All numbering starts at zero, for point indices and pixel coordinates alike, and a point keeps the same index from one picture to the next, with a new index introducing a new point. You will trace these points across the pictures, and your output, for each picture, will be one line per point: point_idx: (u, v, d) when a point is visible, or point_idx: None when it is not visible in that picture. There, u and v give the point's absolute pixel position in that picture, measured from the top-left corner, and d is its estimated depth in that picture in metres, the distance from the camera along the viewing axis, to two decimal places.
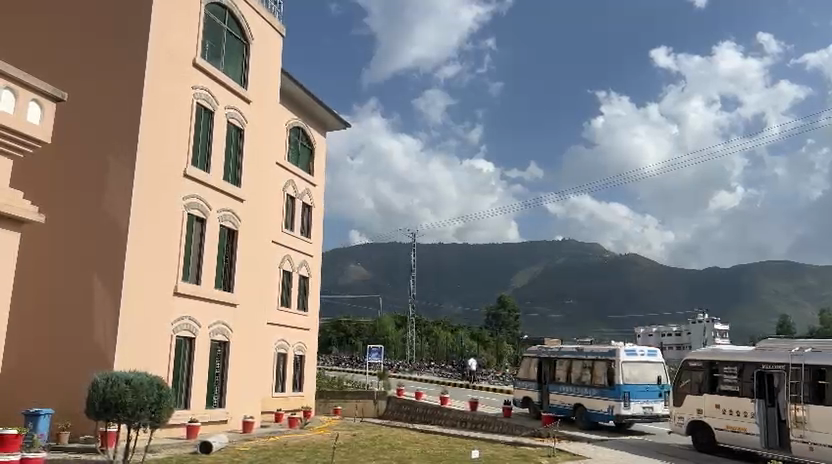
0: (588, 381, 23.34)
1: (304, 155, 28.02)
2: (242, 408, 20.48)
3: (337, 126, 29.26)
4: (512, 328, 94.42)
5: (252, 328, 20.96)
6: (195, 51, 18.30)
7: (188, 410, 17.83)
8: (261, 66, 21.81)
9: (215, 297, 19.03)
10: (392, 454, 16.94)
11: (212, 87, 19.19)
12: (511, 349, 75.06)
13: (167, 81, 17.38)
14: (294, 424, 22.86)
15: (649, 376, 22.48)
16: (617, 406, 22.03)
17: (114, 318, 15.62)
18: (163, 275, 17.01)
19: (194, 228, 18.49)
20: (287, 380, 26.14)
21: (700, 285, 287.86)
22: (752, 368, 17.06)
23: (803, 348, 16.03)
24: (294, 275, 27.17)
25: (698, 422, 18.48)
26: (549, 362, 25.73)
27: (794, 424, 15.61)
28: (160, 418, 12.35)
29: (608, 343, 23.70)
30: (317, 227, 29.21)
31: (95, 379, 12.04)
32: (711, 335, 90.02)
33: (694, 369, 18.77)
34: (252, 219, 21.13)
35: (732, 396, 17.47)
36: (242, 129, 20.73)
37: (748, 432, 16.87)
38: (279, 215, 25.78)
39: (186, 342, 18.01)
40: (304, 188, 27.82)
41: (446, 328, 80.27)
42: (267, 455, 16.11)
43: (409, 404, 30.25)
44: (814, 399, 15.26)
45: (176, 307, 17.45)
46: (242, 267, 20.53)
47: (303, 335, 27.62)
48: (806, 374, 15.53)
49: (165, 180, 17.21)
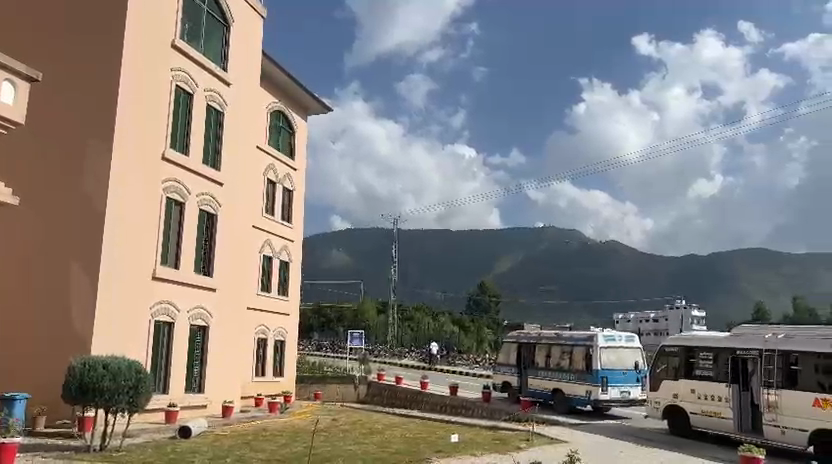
0: (567, 367, 23.59)
1: (284, 138, 27.76)
2: (222, 392, 20.41)
3: (318, 110, 28.99)
4: (493, 314, 94.67)
5: (231, 313, 20.85)
6: (174, 32, 18.01)
7: (167, 395, 17.78)
8: (241, 47, 21.51)
9: (194, 282, 18.86)
10: (373, 439, 16.95)
11: (192, 69, 18.90)
12: (491, 334, 75.27)
13: (147, 61, 17.11)
14: (275, 409, 22.86)
15: (627, 361, 22.75)
16: (595, 391, 22.33)
17: (93, 303, 15.44)
18: (143, 259, 16.88)
19: (172, 212, 18.29)
20: (267, 364, 26.13)
21: (678, 272, 290.89)
22: (726, 355, 17.31)
23: (777, 334, 16.27)
24: (274, 261, 27.02)
25: (674, 407, 18.81)
26: (528, 347, 25.92)
27: (767, 408, 15.87)
28: (138, 403, 12.84)
29: (587, 329, 23.92)
30: (298, 212, 29.08)
31: (74, 364, 12.49)
32: (689, 321, 90.91)
33: (671, 354, 19.06)
34: (231, 204, 20.94)
35: (707, 381, 17.76)
36: (222, 112, 20.48)
37: (722, 416, 17.19)
38: (259, 200, 25.57)
39: (165, 327, 17.88)
40: (284, 173, 27.59)
41: (428, 314, 80.45)
42: (247, 440, 16.08)
43: (390, 389, 30.37)
44: (786, 384, 15.55)
45: (154, 291, 17.26)
46: (222, 252, 20.38)
47: (284, 321, 27.58)
48: (779, 360, 15.80)
49: (146, 164, 17.04)
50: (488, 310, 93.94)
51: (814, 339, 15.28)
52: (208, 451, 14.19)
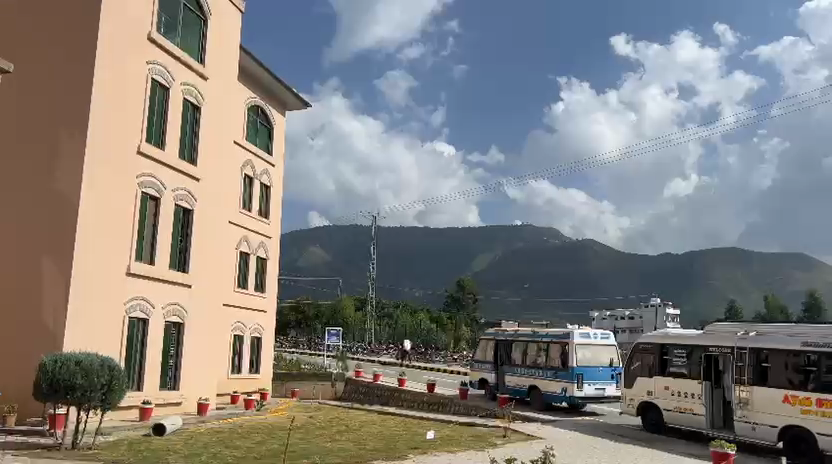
0: (543, 364, 23.75)
1: (262, 134, 27.57)
2: (197, 390, 20.23)
3: (297, 105, 28.82)
4: (471, 312, 94.99)
5: (207, 310, 20.66)
6: (150, 25, 17.75)
7: (141, 392, 17.60)
8: (218, 41, 21.28)
9: (169, 278, 18.65)
10: (349, 436, 16.94)
11: (168, 62, 18.68)
12: (469, 331, 75.51)
13: (122, 54, 16.86)
14: (251, 406, 22.72)
15: (602, 358, 22.96)
16: (571, 387, 22.52)
17: (65, 299, 15.20)
18: (117, 254, 16.63)
19: (147, 207, 18.05)
20: (243, 361, 25.95)
21: (654, 271, 294.25)
22: (699, 352, 17.55)
23: (749, 331, 16.53)
24: (251, 257, 26.81)
25: (648, 403, 19.06)
26: (505, 344, 26.05)
27: (739, 405, 16.13)
28: (111, 400, 12.71)
29: (563, 326, 24.10)
30: (276, 208, 28.90)
31: (44, 361, 12.27)
32: (663, 319, 91.94)
33: (645, 351, 19.29)
34: (208, 199, 20.74)
35: (680, 377, 18.00)
36: (199, 106, 20.26)
37: (695, 413, 17.44)
38: (235, 195, 25.35)
39: (140, 323, 17.66)
40: (262, 168, 27.38)
41: (406, 310, 80.50)
42: (222, 437, 15.97)
43: (368, 387, 30.33)
44: (757, 381, 15.82)
45: (129, 287, 17.06)
46: (198, 248, 20.17)
47: (260, 317, 27.40)
48: (750, 357, 16.07)
49: (120, 158, 16.80)
50: (466, 307, 94.24)
51: (785, 337, 15.56)
52: (182, 448, 14.07)
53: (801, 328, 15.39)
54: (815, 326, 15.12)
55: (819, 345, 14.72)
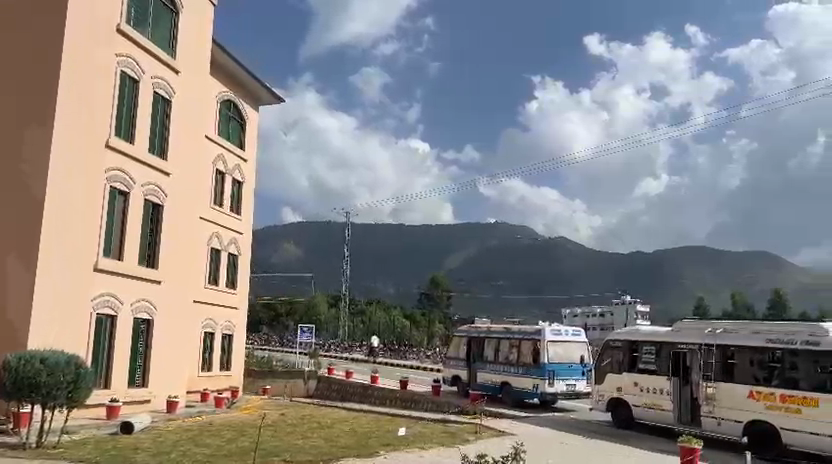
0: (515, 360, 23.91)
1: (234, 129, 27.27)
2: (166, 388, 19.97)
3: (270, 100, 28.56)
4: (444, 308, 95.26)
5: (176, 307, 20.39)
6: (120, 17, 17.42)
7: (108, 390, 17.33)
8: (189, 35, 20.98)
9: (138, 274, 18.36)
10: (321, 433, 16.87)
11: (138, 55, 18.37)
12: (442, 328, 75.72)
13: (92, 46, 16.53)
14: (222, 404, 22.51)
15: (573, 355, 23.15)
16: (542, 384, 22.71)
17: (30, 295, 14.90)
18: (83, 249, 16.32)
19: (116, 202, 17.75)
20: (213, 358, 25.69)
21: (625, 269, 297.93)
22: (668, 349, 17.80)
23: (715, 328, 16.82)
24: (222, 254, 26.52)
25: (617, 399, 19.31)
26: (478, 341, 26.15)
27: (705, 401, 16.43)
28: (77, 398, 12.50)
29: (535, 323, 24.28)
30: (248, 204, 28.63)
31: (8, 358, 12.01)
32: (633, 316, 93.13)
33: (616, 348, 19.53)
34: (178, 194, 20.50)
35: (649, 374, 18.25)
36: (169, 100, 19.96)
37: (663, 409, 17.72)
38: (206, 191, 25.05)
39: (108, 320, 17.37)
40: (234, 164, 27.10)
41: (380, 307, 80.45)
42: (191, 435, 15.79)
43: (340, 384, 30.23)
44: (723, 377, 16.12)
45: (97, 283, 16.77)
46: (168, 245, 19.92)
47: (232, 315, 27.14)
48: (716, 354, 16.36)
49: (89, 152, 16.49)
50: (440, 303, 94.53)
51: (750, 334, 15.86)
52: (150, 446, 13.86)
53: (766, 325, 15.70)
54: (779, 324, 15.45)
55: (783, 342, 15.06)
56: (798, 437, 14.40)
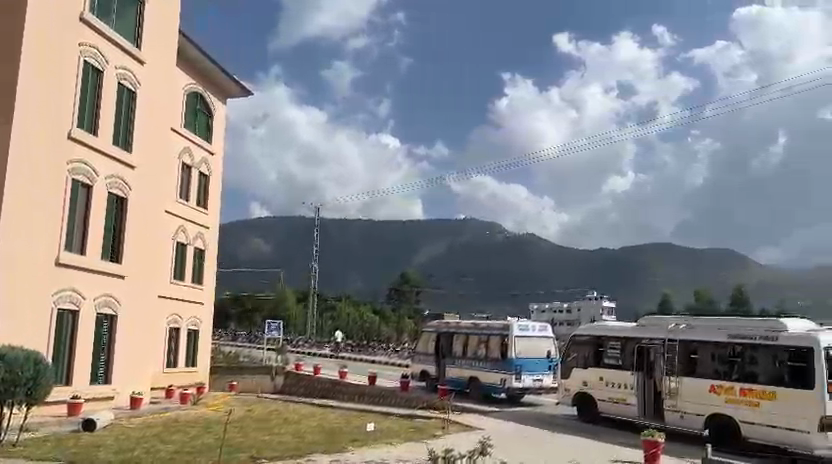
0: (483, 356, 24.06)
1: (201, 122, 26.88)
2: (129, 384, 19.63)
3: (238, 93, 28.21)
4: (413, 304, 95.31)
5: (140, 302, 20.02)
6: (82, 5, 17.03)
7: (69, 387, 16.99)
8: (155, 25, 20.59)
9: (101, 268, 18.00)
10: (287, 429, 16.78)
11: (102, 45, 17.97)
12: (411, 324, 75.75)
13: (53, 36, 16.18)
14: (186, 400, 22.22)
15: (540, 350, 23.36)
16: (510, 379, 22.88)
17: None
18: (43, 242, 15.96)
19: (79, 195, 17.37)
20: (179, 354, 25.35)
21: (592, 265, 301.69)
22: (632, 344, 18.06)
23: (679, 324, 17.13)
24: (188, 248, 26.14)
25: (583, 394, 19.57)
26: (447, 336, 26.23)
27: (668, 395, 16.74)
28: (36, 395, 12.23)
29: (503, 319, 24.45)
30: (215, 198, 28.26)
31: None
32: (600, 312, 94.31)
33: (582, 343, 19.78)
34: (143, 187, 20.13)
35: (613, 369, 18.52)
36: (134, 91, 19.57)
37: (627, 403, 18.01)
38: (172, 184, 24.67)
39: (69, 315, 17.02)
40: (201, 157, 26.72)
41: (349, 303, 80.16)
42: (156, 432, 15.57)
43: (308, 380, 30.07)
44: (686, 372, 16.42)
45: (57, 278, 16.43)
46: (132, 238, 19.55)
47: (198, 310, 26.80)
48: (679, 349, 16.67)
49: (49, 144, 16.15)
50: (409, 299, 94.53)
51: (712, 330, 16.20)
52: (114, 444, 13.62)
53: (727, 321, 16.05)
54: (739, 319, 15.81)
55: (744, 337, 15.41)
56: (757, 430, 14.76)
